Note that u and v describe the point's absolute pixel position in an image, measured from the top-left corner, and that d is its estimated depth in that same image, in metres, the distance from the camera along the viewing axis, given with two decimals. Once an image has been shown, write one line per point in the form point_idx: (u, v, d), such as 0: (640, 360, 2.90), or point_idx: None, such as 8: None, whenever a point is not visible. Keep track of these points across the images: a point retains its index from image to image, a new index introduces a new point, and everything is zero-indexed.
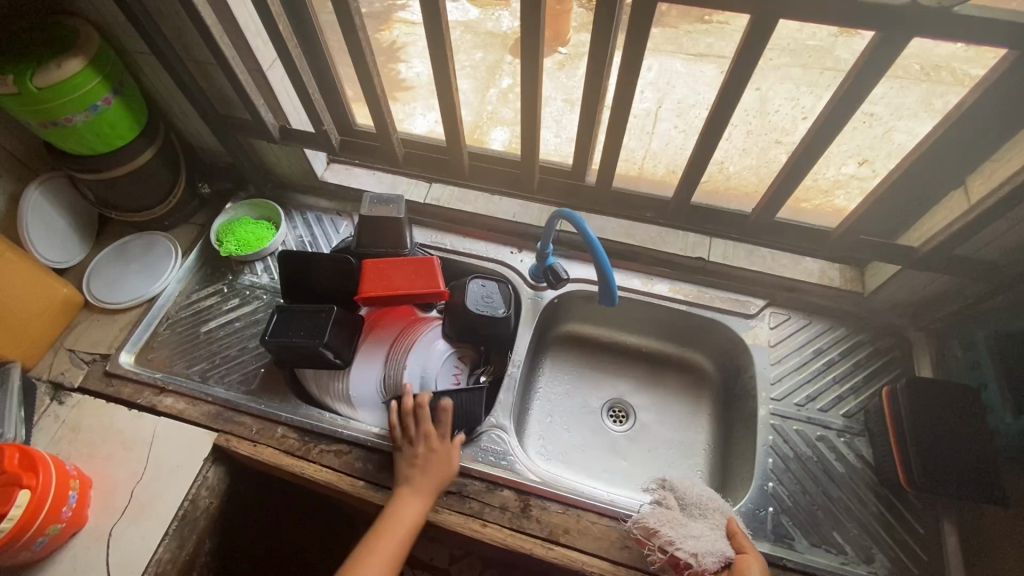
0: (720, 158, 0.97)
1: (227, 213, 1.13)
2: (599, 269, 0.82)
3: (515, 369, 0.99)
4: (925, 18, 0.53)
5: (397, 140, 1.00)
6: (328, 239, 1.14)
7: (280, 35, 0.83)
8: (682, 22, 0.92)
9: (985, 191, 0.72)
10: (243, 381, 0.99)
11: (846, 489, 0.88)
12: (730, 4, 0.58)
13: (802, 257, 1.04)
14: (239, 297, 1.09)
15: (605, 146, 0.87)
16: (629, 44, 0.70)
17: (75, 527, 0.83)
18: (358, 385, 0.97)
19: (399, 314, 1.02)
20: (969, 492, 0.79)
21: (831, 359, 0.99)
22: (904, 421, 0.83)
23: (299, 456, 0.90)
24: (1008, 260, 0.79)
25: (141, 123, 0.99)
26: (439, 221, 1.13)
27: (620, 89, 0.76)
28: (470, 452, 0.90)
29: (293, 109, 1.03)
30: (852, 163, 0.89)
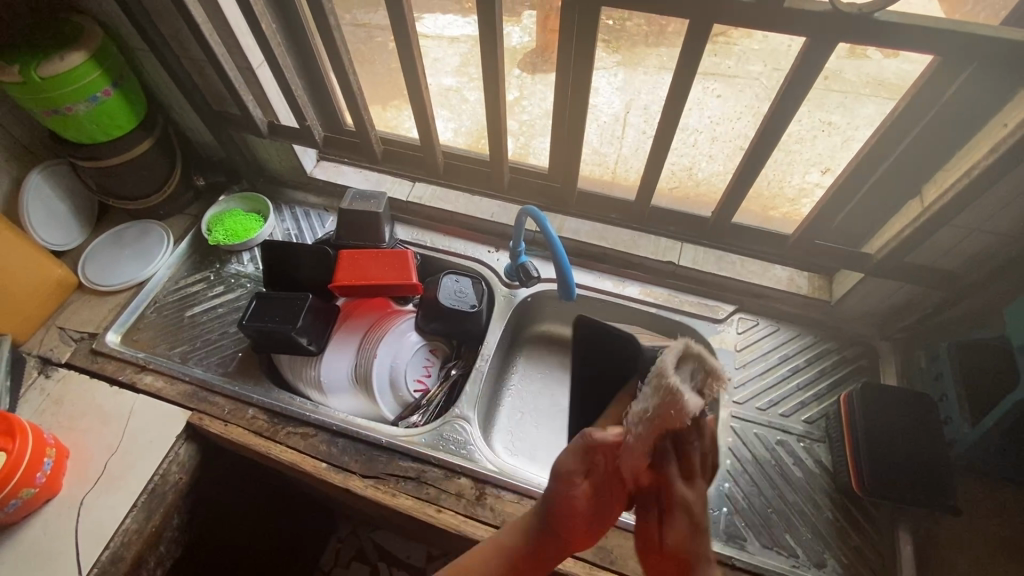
0: (687, 164, 1.01)
1: (219, 205, 1.19)
2: (558, 267, 0.88)
3: (483, 362, 1.01)
4: (836, 22, 0.59)
5: (374, 137, 1.06)
6: (313, 232, 1.18)
7: (264, 32, 0.88)
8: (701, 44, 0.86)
9: (936, 195, 0.73)
10: (220, 364, 1.03)
11: (802, 494, 0.88)
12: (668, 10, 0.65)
13: (771, 265, 1.04)
14: (223, 284, 1.13)
15: (568, 146, 0.91)
16: (579, 46, 0.74)
17: (48, 493, 0.87)
18: (330, 372, 1.00)
19: (374, 305, 1.05)
20: (922, 498, 0.78)
21: (797, 365, 0.98)
22: (859, 426, 0.84)
23: (266, 436, 0.93)
24: (962, 269, 0.80)
25: (139, 116, 1.04)
26: (420, 219, 1.16)
27: (576, 88, 0.79)
28: (432, 441, 0.92)
29: (281, 106, 1.08)
30: (815, 171, 0.91)
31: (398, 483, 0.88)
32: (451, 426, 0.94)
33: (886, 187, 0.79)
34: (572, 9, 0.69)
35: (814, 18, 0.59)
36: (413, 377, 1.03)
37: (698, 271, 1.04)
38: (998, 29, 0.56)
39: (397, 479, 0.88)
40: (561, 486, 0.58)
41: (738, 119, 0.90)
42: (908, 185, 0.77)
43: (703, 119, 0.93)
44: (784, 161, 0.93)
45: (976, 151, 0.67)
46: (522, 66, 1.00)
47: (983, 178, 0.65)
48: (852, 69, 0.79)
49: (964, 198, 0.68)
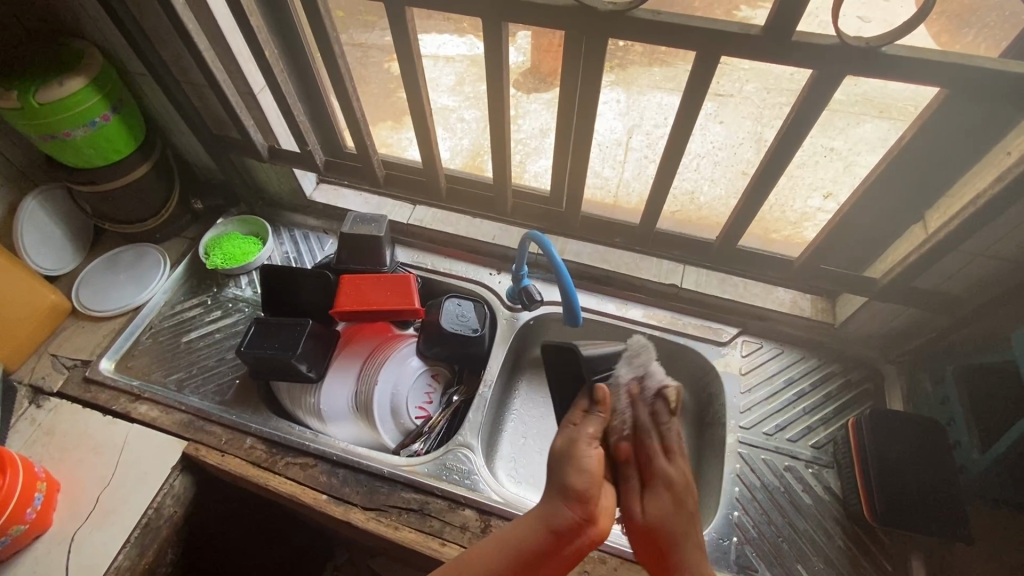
0: (690, 188, 1.01)
1: (217, 228, 1.17)
2: (563, 291, 0.87)
3: (486, 388, 0.99)
4: (840, 54, 0.60)
5: (376, 161, 1.05)
6: (312, 255, 1.17)
7: (267, 60, 0.88)
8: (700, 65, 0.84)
9: (943, 221, 0.73)
10: (217, 392, 1.00)
11: (813, 522, 0.86)
12: (673, 39, 0.65)
13: (773, 287, 1.04)
14: (221, 309, 1.11)
15: (571, 169, 0.91)
16: (581, 75, 0.74)
17: (39, 529, 0.84)
18: (329, 399, 0.98)
19: (374, 330, 1.04)
20: (934, 527, 0.77)
21: (803, 389, 0.98)
22: (869, 453, 0.83)
23: (264, 467, 0.91)
24: (968, 293, 0.80)
25: (138, 139, 1.03)
26: (422, 241, 1.16)
27: (580, 114, 0.79)
28: (435, 471, 0.90)
29: (282, 130, 1.08)
30: (817, 196, 0.91)
31: (400, 515, 0.86)
32: (453, 455, 0.92)
33: (891, 212, 0.79)
34: (577, 39, 0.69)
35: (822, 50, 0.60)
36: (415, 403, 1.01)
37: (701, 294, 1.04)
38: (1004, 63, 0.57)
39: (399, 511, 0.86)
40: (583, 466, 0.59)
41: (741, 144, 0.90)
42: (912, 211, 0.77)
43: (704, 144, 0.93)
44: (787, 186, 0.93)
45: (982, 178, 0.67)
46: (518, 86, 0.97)
47: (991, 205, 0.65)
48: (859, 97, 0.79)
49: (972, 225, 0.69)
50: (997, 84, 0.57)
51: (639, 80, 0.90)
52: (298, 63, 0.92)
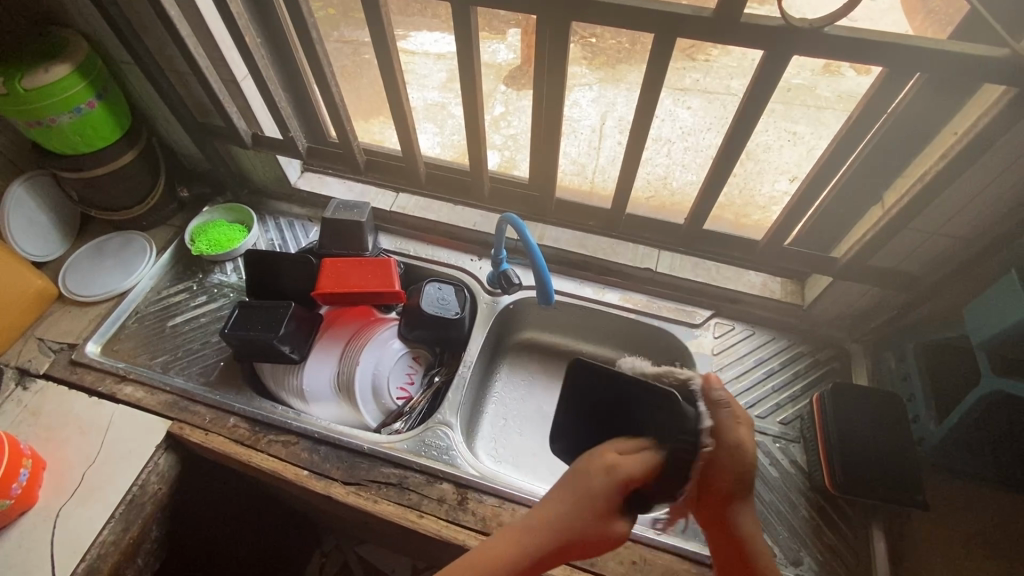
0: (663, 174, 1.04)
1: (203, 216, 1.19)
2: (537, 272, 0.89)
3: (465, 369, 1.02)
4: (790, 36, 0.63)
5: (358, 148, 1.08)
6: (297, 241, 1.19)
7: (247, 46, 0.90)
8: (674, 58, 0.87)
9: (897, 199, 0.76)
10: (202, 373, 1.02)
11: (779, 494, 0.89)
12: (633, 25, 0.68)
13: (745, 271, 1.07)
14: (207, 294, 1.13)
15: (546, 154, 0.94)
16: (548, 59, 0.77)
17: (24, 505, 0.86)
18: (312, 381, 1.00)
19: (356, 314, 1.06)
20: (891, 494, 0.80)
21: (772, 368, 1.01)
22: (830, 425, 0.86)
23: (247, 445, 0.93)
24: (924, 271, 0.83)
25: (123, 127, 1.05)
26: (405, 228, 1.18)
27: (550, 98, 0.82)
28: (414, 447, 0.92)
29: (265, 117, 1.10)
30: (784, 180, 0.94)
31: (379, 489, 0.88)
32: (433, 432, 0.95)
33: (852, 194, 0.82)
34: (543, 23, 0.72)
35: (771, 32, 0.63)
36: (397, 385, 1.03)
37: (674, 278, 1.07)
38: (942, 43, 0.60)
39: (378, 486, 0.88)
40: (593, 517, 0.57)
41: (708, 130, 0.93)
42: (870, 191, 0.80)
43: (674, 130, 0.96)
44: (754, 170, 0.96)
45: (932, 156, 0.71)
46: (506, 82, 1.03)
47: (938, 181, 0.69)
48: (826, 87, 0.82)
49: (922, 201, 0.72)
50: (935, 65, 0.60)
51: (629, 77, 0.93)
52: (278, 49, 0.95)
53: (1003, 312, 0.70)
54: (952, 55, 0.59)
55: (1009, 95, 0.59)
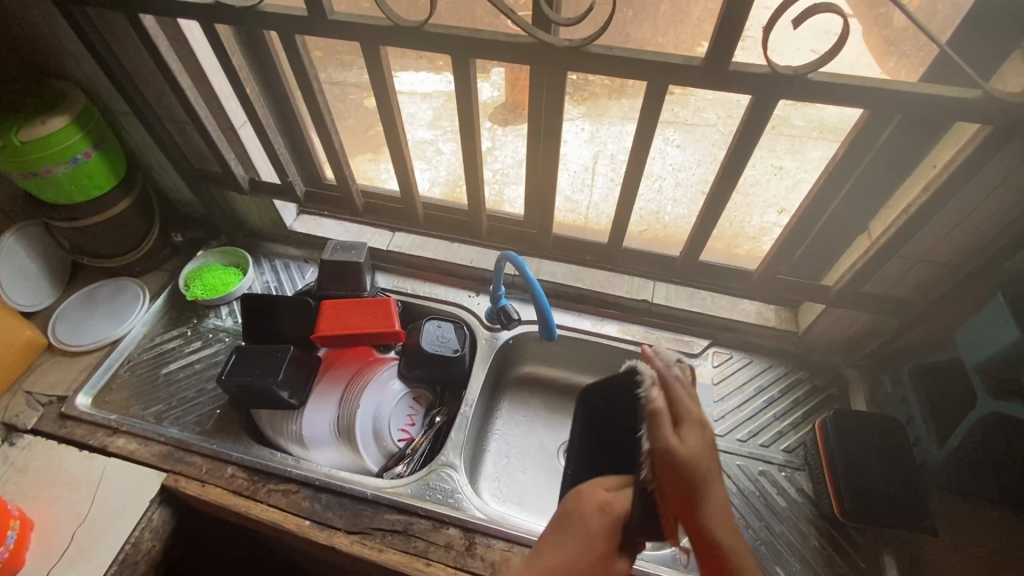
0: (655, 209, 1.06)
1: (198, 260, 1.19)
2: (538, 308, 0.90)
3: (467, 408, 1.01)
4: (779, 82, 0.66)
5: (355, 191, 1.09)
6: (293, 283, 1.19)
7: (248, 96, 0.92)
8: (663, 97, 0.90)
9: (884, 229, 0.79)
10: (197, 423, 1.00)
11: (788, 524, 0.89)
12: (630, 74, 0.70)
13: (739, 300, 1.09)
14: (202, 339, 1.12)
15: (543, 194, 0.96)
16: (546, 103, 0.79)
17: (11, 570, 0.82)
18: (311, 426, 0.99)
19: (355, 355, 1.05)
20: (901, 521, 0.80)
21: (772, 396, 1.02)
22: (834, 452, 0.86)
23: (246, 495, 0.91)
24: (914, 295, 0.86)
25: (119, 175, 1.05)
26: (402, 267, 1.19)
27: (546, 140, 0.84)
28: (418, 491, 0.91)
29: (262, 163, 1.11)
30: (772, 212, 0.97)
31: (385, 536, 0.86)
32: (437, 474, 0.93)
33: (839, 226, 0.85)
34: (539, 71, 0.74)
35: (757, 79, 0.66)
36: (397, 426, 1.02)
37: (672, 309, 1.08)
38: (922, 86, 0.63)
39: (383, 533, 0.87)
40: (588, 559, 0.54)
41: (698, 166, 0.96)
42: (857, 222, 0.83)
43: (665, 168, 0.99)
44: (743, 204, 0.99)
45: (915, 188, 0.74)
46: (492, 119, 0.99)
47: (922, 212, 0.72)
48: (799, 116, 0.82)
49: (909, 231, 0.75)
50: (916, 107, 0.63)
51: (610, 112, 0.94)
52: (279, 97, 0.97)
53: (994, 336, 0.72)
54: (930, 98, 0.62)
55: (984, 133, 0.63)
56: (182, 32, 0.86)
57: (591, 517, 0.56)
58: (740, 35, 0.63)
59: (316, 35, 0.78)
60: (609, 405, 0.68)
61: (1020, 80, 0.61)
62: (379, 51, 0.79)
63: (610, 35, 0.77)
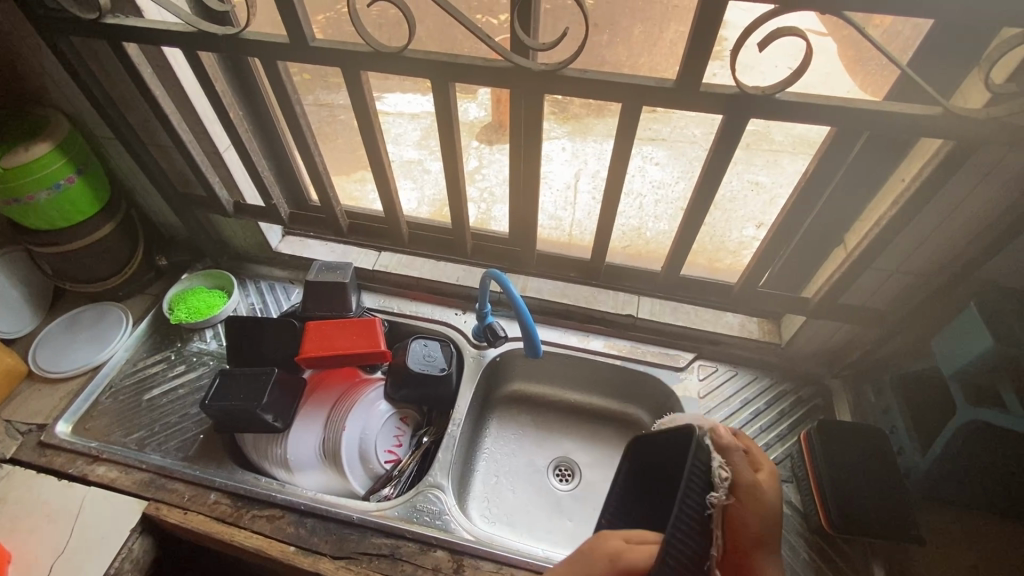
0: (636, 225, 1.08)
1: (182, 283, 1.18)
2: (522, 325, 0.90)
3: (454, 428, 1.00)
4: (749, 103, 0.68)
5: (340, 212, 1.09)
6: (279, 305, 1.19)
7: (231, 121, 0.93)
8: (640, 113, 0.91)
9: (858, 241, 0.81)
10: (180, 448, 0.99)
11: (777, 538, 0.89)
12: (606, 96, 0.72)
13: (722, 313, 1.10)
14: (185, 363, 1.11)
15: (526, 213, 0.97)
16: (525, 126, 0.81)
17: None
18: (296, 449, 0.97)
19: (341, 376, 1.04)
20: (888, 532, 0.81)
21: (758, 408, 1.02)
22: (820, 463, 0.87)
23: (229, 522, 0.89)
24: (890, 306, 0.87)
25: (103, 200, 1.05)
26: (388, 286, 1.19)
27: (527, 160, 0.86)
28: (405, 513, 0.90)
29: (247, 186, 1.11)
30: (751, 226, 0.99)
31: (371, 561, 0.85)
32: (424, 496, 0.92)
33: (815, 238, 0.87)
34: (518, 94, 0.76)
35: (727, 99, 0.68)
36: (384, 448, 1.01)
37: (656, 323, 1.10)
38: (885, 105, 0.65)
39: (370, 558, 0.85)
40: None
41: (677, 182, 0.98)
42: (832, 235, 0.85)
43: (646, 185, 1.01)
44: (723, 219, 1.02)
45: (884, 202, 0.76)
46: (479, 137, 1.02)
47: (892, 225, 0.74)
48: (779, 132, 0.86)
49: (880, 242, 0.76)
50: (881, 125, 0.65)
51: (596, 129, 0.97)
52: (264, 121, 0.98)
53: (967, 345, 0.74)
54: (893, 115, 0.64)
55: (946, 148, 0.65)
56: (166, 60, 0.87)
57: (598, 561, 0.53)
58: (710, 57, 0.64)
59: (298, 62, 0.80)
60: (659, 444, 0.70)
61: (978, 98, 0.63)
62: (361, 76, 0.81)
63: (585, 57, 0.79)
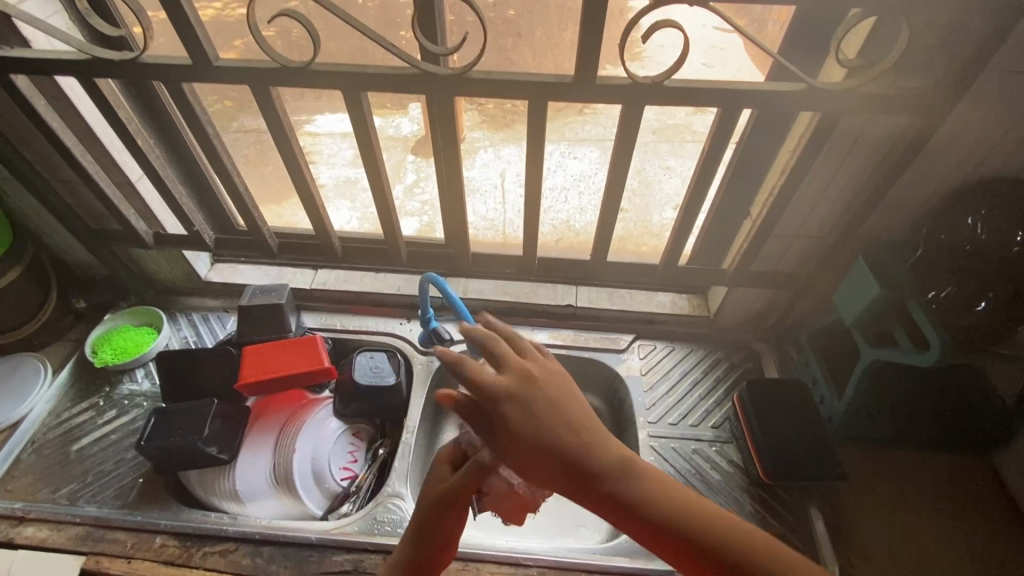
0: (565, 218, 1.13)
1: (105, 324, 1.12)
2: (464, 326, 0.92)
3: (408, 436, 1.00)
4: (647, 92, 0.72)
5: (268, 233, 1.06)
6: (213, 335, 1.15)
7: (140, 148, 0.90)
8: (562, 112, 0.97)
9: (760, 210, 0.88)
10: (118, 496, 0.94)
11: (725, 495, 0.94)
12: (515, 94, 0.75)
13: (654, 293, 1.17)
14: (116, 408, 1.05)
15: (454, 218, 0.99)
16: (440, 129, 0.83)
17: None
18: (246, 479, 0.94)
19: (286, 400, 1.02)
20: (817, 473, 0.88)
21: (696, 378, 1.09)
22: (753, 420, 0.93)
23: (179, 564, 0.85)
24: (796, 269, 0.96)
25: (6, 246, 0.98)
26: (328, 303, 1.18)
27: (448, 162, 0.88)
28: (367, 527, 0.89)
29: (166, 216, 1.07)
30: (669, 209, 1.06)
31: None
32: (384, 506, 0.91)
33: (724, 211, 0.94)
34: (431, 99, 0.78)
35: (622, 89, 0.73)
36: (339, 465, 0.99)
37: (596, 309, 1.14)
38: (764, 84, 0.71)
39: None
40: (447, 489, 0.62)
41: (596, 173, 1.05)
42: (738, 207, 0.93)
43: (569, 180, 1.07)
44: (643, 204, 1.08)
45: (776, 174, 0.84)
46: (414, 152, 1.08)
47: (784, 193, 0.81)
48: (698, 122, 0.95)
49: (777, 209, 0.84)
50: (761, 103, 0.72)
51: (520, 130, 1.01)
52: (177, 143, 0.95)
53: (860, 295, 0.82)
54: (768, 92, 0.71)
55: (817, 120, 0.73)
56: (61, 90, 0.83)
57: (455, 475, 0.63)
58: (599, 53, 0.70)
59: (204, 83, 0.79)
60: None
61: (838, 73, 0.71)
62: (270, 93, 0.80)
63: (490, 60, 0.83)
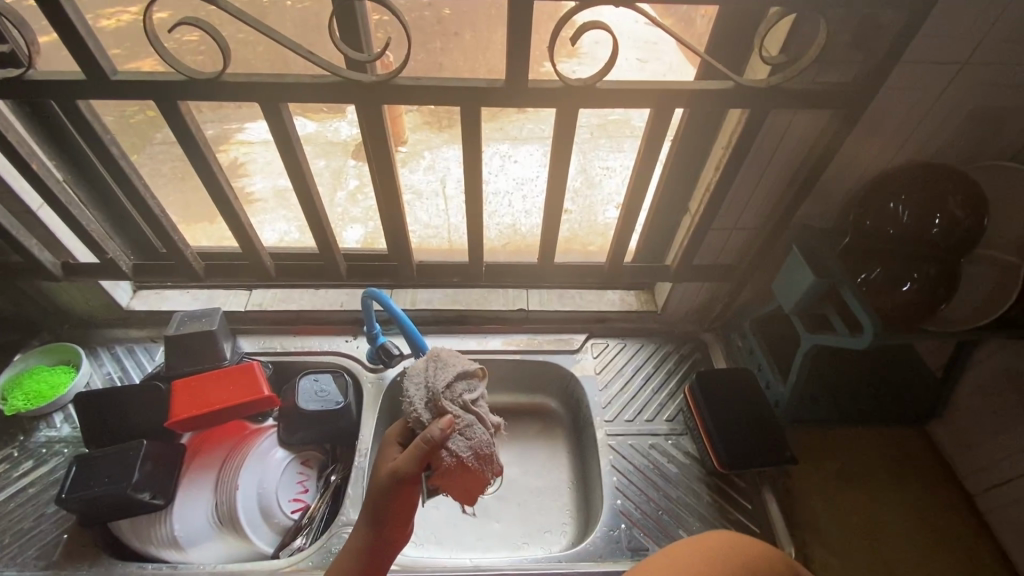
0: (511, 222, 1.12)
1: (14, 366, 1.01)
2: (409, 338, 0.87)
3: (361, 459, 0.95)
4: (579, 96, 0.72)
5: (190, 254, 0.98)
6: (142, 368, 1.07)
7: (37, 173, 0.81)
8: (500, 116, 0.95)
9: (698, 206, 0.90)
10: (40, 557, 0.85)
11: (683, 488, 0.96)
12: (446, 101, 0.73)
13: (604, 292, 1.17)
14: (32, 458, 0.95)
15: (394, 228, 0.95)
16: (371, 137, 0.79)
17: None
18: (184, 523, 0.88)
19: (225, 433, 0.95)
20: (768, 458, 0.90)
21: (648, 373, 1.10)
22: (705, 412, 0.95)
23: None
24: (736, 261, 0.98)
25: None
26: (267, 325, 1.12)
27: (383, 172, 0.85)
28: (322, 561, 0.84)
29: (75, 244, 0.98)
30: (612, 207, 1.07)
31: None
32: (339, 536, 0.87)
33: (665, 208, 0.95)
34: (358, 108, 0.74)
35: (555, 93, 0.71)
36: (288, 497, 0.94)
37: (546, 311, 1.14)
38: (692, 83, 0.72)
39: None
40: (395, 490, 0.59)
41: (538, 176, 1.04)
42: (677, 204, 0.94)
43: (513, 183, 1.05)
44: (586, 205, 1.08)
45: (710, 171, 0.85)
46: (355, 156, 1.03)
47: (719, 189, 0.83)
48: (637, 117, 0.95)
49: (713, 205, 0.86)
50: (691, 103, 0.72)
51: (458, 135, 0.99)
52: (81, 165, 0.87)
53: (797, 283, 0.85)
54: (697, 92, 0.71)
55: (746, 117, 0.74)
56: None
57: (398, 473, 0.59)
58: (528, 56, 0.68)
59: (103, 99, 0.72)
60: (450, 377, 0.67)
61: (763, 70, 0.72)
62: (181, 108, 0.74)
63: (419, 65, 0.80)
